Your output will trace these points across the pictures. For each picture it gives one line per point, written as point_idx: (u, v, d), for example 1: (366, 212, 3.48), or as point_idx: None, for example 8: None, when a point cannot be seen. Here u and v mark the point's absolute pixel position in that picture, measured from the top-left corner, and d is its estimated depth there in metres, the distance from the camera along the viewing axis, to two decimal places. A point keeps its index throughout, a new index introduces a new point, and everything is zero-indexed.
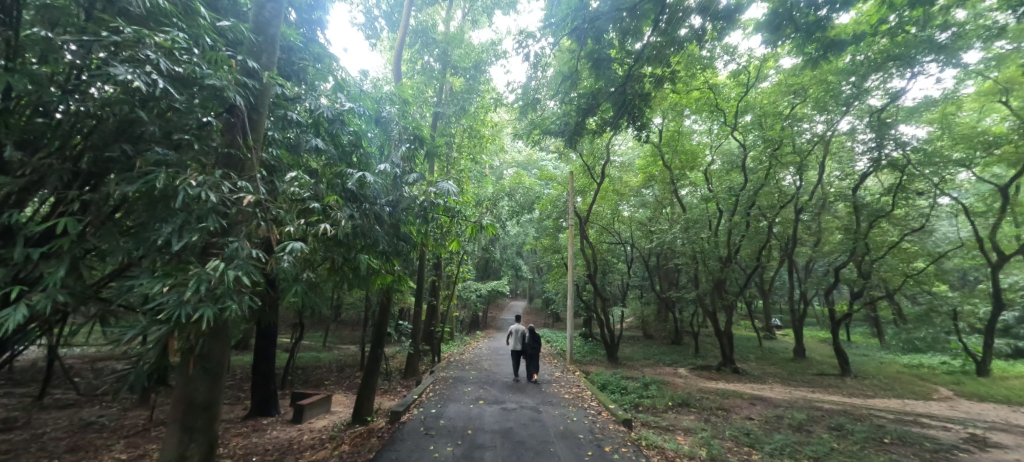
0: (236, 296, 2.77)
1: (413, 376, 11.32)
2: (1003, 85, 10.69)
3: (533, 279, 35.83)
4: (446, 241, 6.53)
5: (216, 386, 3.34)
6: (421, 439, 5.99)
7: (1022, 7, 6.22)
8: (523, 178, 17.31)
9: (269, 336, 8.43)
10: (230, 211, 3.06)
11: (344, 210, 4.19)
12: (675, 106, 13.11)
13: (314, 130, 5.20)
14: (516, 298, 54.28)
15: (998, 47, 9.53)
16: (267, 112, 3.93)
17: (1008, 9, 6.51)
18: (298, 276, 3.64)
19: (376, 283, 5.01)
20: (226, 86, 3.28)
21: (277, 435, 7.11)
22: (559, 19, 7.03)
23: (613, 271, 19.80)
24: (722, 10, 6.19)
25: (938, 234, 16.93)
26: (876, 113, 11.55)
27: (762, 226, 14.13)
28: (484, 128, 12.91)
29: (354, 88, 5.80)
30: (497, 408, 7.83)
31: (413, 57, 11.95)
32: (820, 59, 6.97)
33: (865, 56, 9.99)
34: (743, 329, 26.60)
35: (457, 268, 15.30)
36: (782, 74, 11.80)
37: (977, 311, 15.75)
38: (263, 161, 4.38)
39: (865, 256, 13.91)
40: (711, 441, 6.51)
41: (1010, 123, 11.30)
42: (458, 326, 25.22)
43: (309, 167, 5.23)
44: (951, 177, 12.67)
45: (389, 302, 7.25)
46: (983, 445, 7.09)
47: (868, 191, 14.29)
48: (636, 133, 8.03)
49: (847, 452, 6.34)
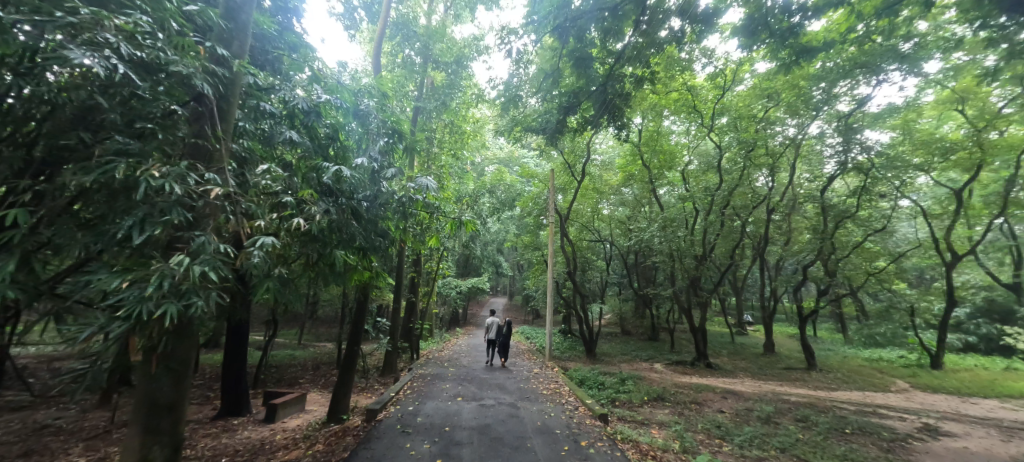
0: (203, 292, 2.65)
1: (391, 373, 11.20)
2: (960, 94, 11.25)
3: (515, 277, 35.92)
4: (425, 237, 6.50)
5: (181, 385, 3.21)
6: (398, 437, 5.92)
7: (977, 21, 6.53)
8: (504, 175, 17.17)
9: (241, 333, 8.18)
10: (197, 204, 2.94)
11: (319, 204, 4.09)
12: (654, 107, 13.30)
13: (288, 122, 5.02)
14: (497, 295, 54.41)
15: (957, 58, 10.02)
16: (238, 101, 3.85)
17: (967, 23, 6.80)
18: (270, 272, 3.52)
19: (354, 279, 4.90)
20: (193, 74, 3.20)
21: (248, 435, 6.91)
22: (541, 17, 6.97)
23: (592, 268, 19.97)
24: (702, 13, 6.42)
25: (898, 234, 17.78)
26: (844, 118, 11.95)
27: (737, 226, 14.49)
28: (466, 124, 13.12)
29: (331, 80, 5.63)
30: (475, 405, 7.81)
31: (394, 50, 11.70)
32: (793, 64, 7.16)
33: (835, 63, 10.41)
34: (716, 325, 27.32)
35: (437, 264, 15.22)
36: (756, 78, 12.10)
37: (933, 307, 16.60)
38: (232, 152, 4.19)
39: (831, 255, 14.44)
40: (684, 434, 6.65)
41: (966, 131, 11.99)
42: (438, 323, 25.08)
43: (283, 160, 5.03)
44: (911, 180, 13.26)
45: (368, 299, 7.15)
46: (935, 434, 7.46)
47: (835, 193, 14.81)
48: (617, 132, 8.10)
49: (811, 443, 6.57)
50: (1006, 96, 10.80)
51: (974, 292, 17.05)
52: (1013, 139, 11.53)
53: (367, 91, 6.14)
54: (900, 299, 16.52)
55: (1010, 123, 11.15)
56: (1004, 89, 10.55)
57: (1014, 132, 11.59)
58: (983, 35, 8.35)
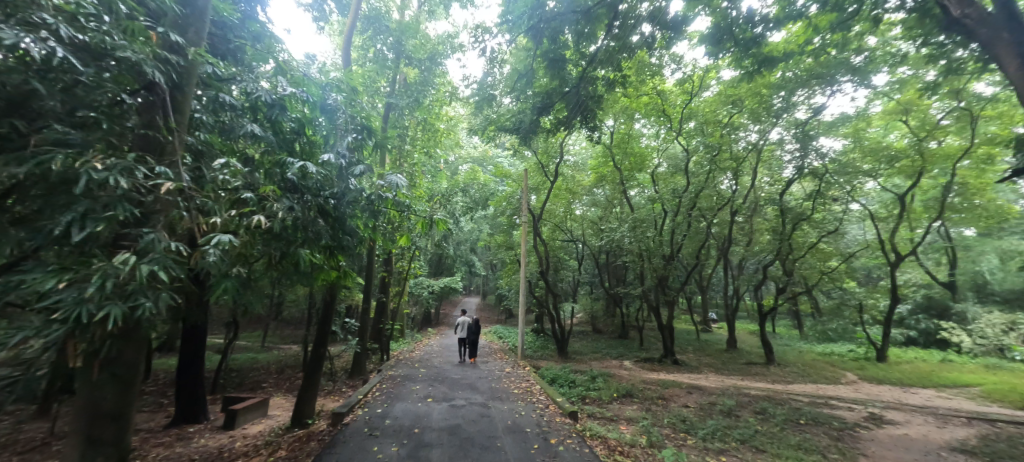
0: (152, 293, 2.50)
1: (359, 375, 10.95)
2: (905, 105, 12.04)
3: (488, 277, 35.85)
4: (395, 236, 6.36)
5: (127, 392, 3.01)
6: (364, 440, 5.77)
7: (919, 38, 6.96)
8: (478, 174, 17.02)
9: (198, 335, 7.81)
10: (146, 199, 2.76)
11: (282, 201, 3.91)
12: (625, 109, 13.58)
13: (251, 115, 4.78)
14: (469, 295, 54.14)
15: (902, 72, 10.71)
16: (194, 92, 3.62)
17: (911, 39, 7.22)
18: (228, 272, 3.35)
19: (320, 278, 4.74)
20: (143, 61, 2.98)
21: (205, 443, 6.59)
22: (515, 16, 6.91)
23: (564, 267, 20.17)
24: (672, 20, 6.63)
25: (850, 236, 18.81)
26: (802, 125, 12.48)
27: (702, 226, 14.91)
28: (439, 122, 13.14)
29: (298, 72, 5.39)
30: (446, 406, 7.72)
31: (365, 44, 11.38)
32: (755, 72, 7.43)
33: (794, 73, 11.04)
34: (683, 323, 28.09)
35: (408, 264, 14.98)
36: (722, 85, 12.53)
37: (879, 304, 17.63)
38: (187, 144, 3.96)
39: (790, 255, 15.09)
40: (650, 429, 6.78)
41: (909, 140, 12.93)
42: (409, 323, 24.71)
43: (244, 154, 4.78)
44: (861, 186, 14.02)
45: (335, 299, 6.95)
46: (880, 423, 7.91)
47: (793, 196, 15.48)
48: (589, 134, 8.17)
49: (769, 434, 6.83)
50: (945, 109, 12.01)
51: (915, 289, 18.25)
52: (949, 149, 12.78)
53: (335, 86, 5.92)
54: (850, 297, 17.47)
55: (947, 133, 12.38)
56: (941, 101, 11.81)
57: (949, 143, 12.80)
58: (924, 52, 9.08)
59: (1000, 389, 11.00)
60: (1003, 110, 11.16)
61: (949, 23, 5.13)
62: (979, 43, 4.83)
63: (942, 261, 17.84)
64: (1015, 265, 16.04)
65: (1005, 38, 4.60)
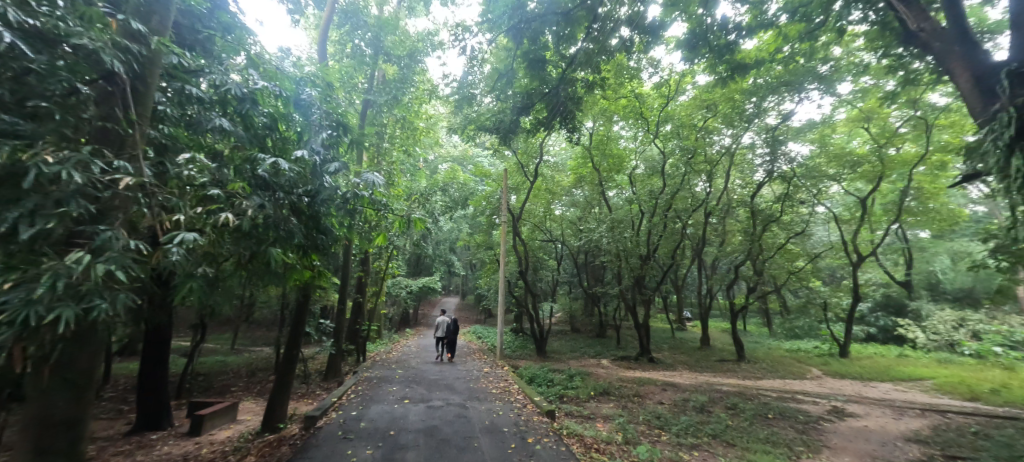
0: (109, 293, 2.36)
1: (334, 377, 10.72)
2: (867, 113, 12.58)
3: (467, 276, 35.65)
4: (371, 235, 6.24)
5: (80, 398, 2.83)
6: (338, 443, 5.65)
7: (880, 50, 7.27)
8: (457, 173, 16.85)
9: (161, 339, 7.50)
10: (103, 195, 2.61)
11: (252, 198, 3.77)
12: (604, 112, 13.72)
13: (220, 108, 4.57)
14: (448, 295, 53.76)
15: (864, 81, 11.26)
16: (157, 83, 3.47)
17: (872, 50, 7.51)
18: (193, 271, 3.21)
19: (292, 278, 4.60)
20: (101, 49, 2.84)
21: (169, 451, 6.32)
22: (495, 16, 6.89)
23: (543, 267, 20.24)
24: (650, 25, 6.76)
25: (817, 237, 19.52)
26: (772, 131, 12.90)
27: (677, 227, 15.19)
28: (418, 120, 13.01)
29: (270, 65, 5.19)
30: (423, 407, 7.62)
31: (343, 39, 11.10)
32: (728, 78, 7.64)
33: (766, 80, 11.41)
34: (659, 321, 28.60)
35: (386, 263, 14.78)
36: (697, 89, 12.82)
37: (843, 302, 18.37)
38: (149, 138, 3.79)
39: (760, 255, 15.55)
40: (626, 426, 6.86)
41: (870, 146, 13.54)
42: (386, 324, 24.35)
43: (212, 149, 4.58)
44: (825, 189, 14.56)
45: (308, 300, 6.76)
46: (842, 415, 8.23)
47: (763, 198, 15.94)
48: (568, 135, 8.21)
49: (739, 428, 7.01)
50: (902, 117, 12.66)
51: (875, 288, 19.12)
52: (906, 156, 13.43)
53: (310, 80, 5.73)
54: (816, 296, 18.09)
55: (904, 140, 13.03)
56: (900, 110, 12.42)
57: (906, 150, 13.49)
58: (883, 64, 9.64)
59: (951, 382, 11.62)
60: (954, 119, 11.95)
61: (906, 36, 5.36)
62: (933, 55, 5.06)
63: (899, 261, 18.96)
64: (964, 265, 17.34)
65: (956, 51, 4.84)
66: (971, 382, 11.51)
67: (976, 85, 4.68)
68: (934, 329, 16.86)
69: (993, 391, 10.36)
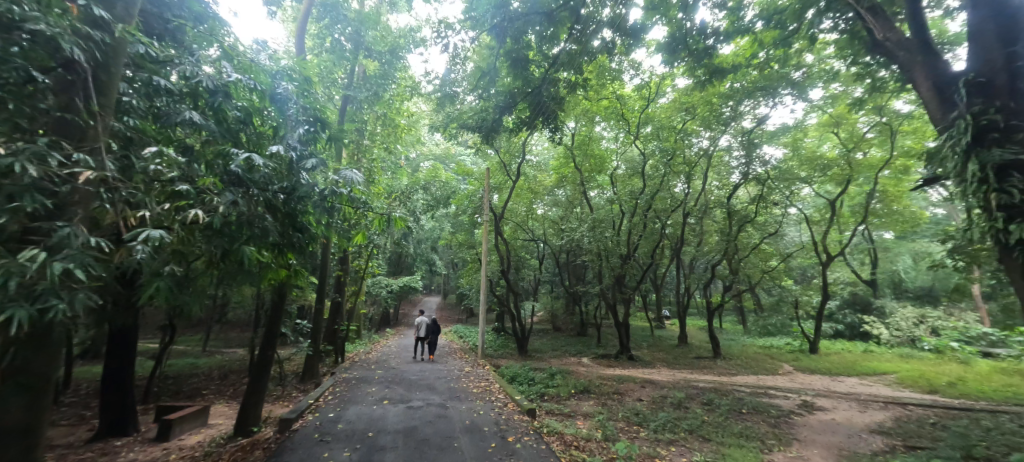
0: (66, 292, 2.24)
1: (311, 379, 10.50)
2: (836, 118, 13.02)
3: (449, 275, 35.39)
4: (350, 233, 6.11)
5: (38, 404, 2.67)
6: (314, 446, 5.52)
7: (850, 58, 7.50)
8: (439, 172, 16.70)
9: (127, 340, 7.22)
10: (62, 189, 2.48)
11: (224, 194, 3.65)
12: (586, 112, 13.81)
13: (191, 101, 4.41)
14: (429, 294, 53.27)
15: (834, 88, 11.65)
16: (122, 73, 3.29)
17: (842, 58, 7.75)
18: (160, 270, 3.08)
19: (267, 277, 4.47)
20: (59, 36, 2.67)
21: (135, 457, 6.07)
22: (478, 14, 6.82)
23: (525, 267, 20.27)
24: (631, 27, 6.83)
25: (789, 238, 20.10)
26: (748, 134, 13.20)
27: (657, 227, 15.40)
28: (399, 117, 12.85)
29: (245, 57, 5.02)
30: (402, 407, 7.53)
31: (322, 33, 10.85)
32: (707, 82, 7.78)
33: (742, 84, 11.70)
34: (639, 320, 28.96)
35: (365, 262, 14.56)
36: (677, 92, 13.02)
37: (813, 301, 18.98)
38: (113, 131, 3.63)
39: (736, 255, 15.92)
40: (606, 423, 6.91)
41: (840, 150, 14.01)
42: (365, 324, 23.99)
43: (181, 143, 4.40)
44: (797, 191, 14.99)
45: (283, 300, 6.59)
46: (811, 409, 8.49)
47: (739, 200, 16.31)
48: (551, 135, 8.21)
49: (714, 423, 7.15)
50: (869, 123, 13.11)
51: (843, 287, 19.80)
52: (872, 160, 13.94)
53: (286, 74, 5.56)
54: (787, 294, 18.60)
55: (870, 145, 13.52)
56: (867, 116, 12.88)
57: (872, 155, 14.00)
58: (852, 70, 10.08)
59: (912, 376, 12.12)
60: (916, 126, 12.46)
61: (873, 46, 5.57)
62: (899, 64, 5.24)
63: (865, 261, 19.68)
64: (925, 265, 18.13)
65: (919, 61, 5.01)
66: (929, 375, 12.04)
67: (936, 93, 4.85)
68: (896, 325, 17.53)
69: (951, 384, 10.85)
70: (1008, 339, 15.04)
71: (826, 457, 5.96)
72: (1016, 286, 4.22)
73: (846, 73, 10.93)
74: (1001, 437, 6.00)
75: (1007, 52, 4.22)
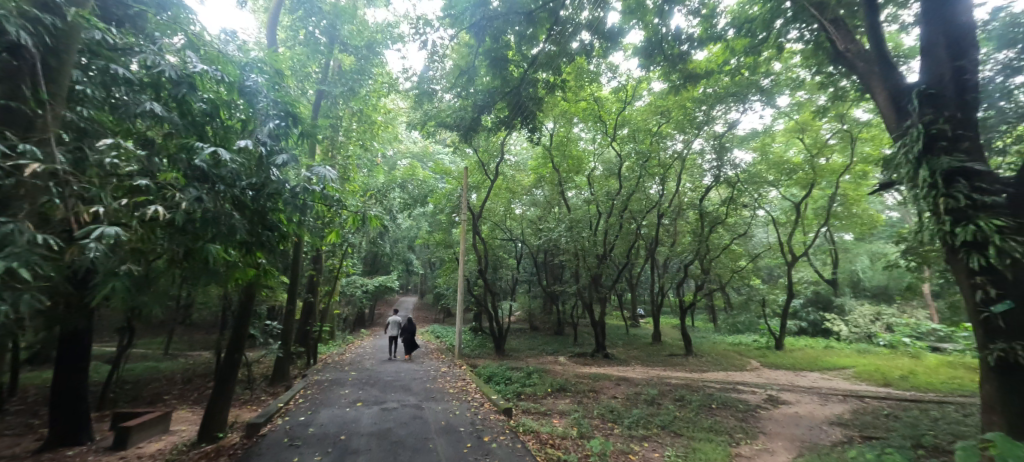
0: (7, 294, 2.07)
1: (281, 381, 10.19)
2: (802, 124, 13.54)
3: (427, 275, 35.00)
4: (323, 232, 5.95)
5: None
6: (283, 451, 5.35)
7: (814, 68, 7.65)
8: (416, 170, 16.48)
9: (81, 344, 6.86)
10: (4, 182, 2.31)
11: (188, 189, 3.48)
12: (564, 114, 13.90)
13: (152, 92, 4.20)
14: (406, 293, 52.59)
15: (800, 95, 12.13)
16: (76, 60, 3.09)
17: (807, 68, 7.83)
18: (115, 269, 2.92)
19: (234, 277, 4.30)
20: (3, 18, 2.49)
21: None
22: (457, 12, 6.75)
23: (503, 266, 20.25)
24: (609, 31, 6.92)
25: (758, 239, 20.76)
26: (719, 138, 13.56)
27: (632, 228, 15.63)
28: (376, 114, 12.63)
29: (212, 48, 4.82)
30: (376, 409, 7.39)
31: (295, 26, 10.53)
32: (681, 86, 7.94)
33: (715, 90, 12.06)
34: (614, 319, 29.35)
35: (339, 262, 14.26)
36: (652, 95, 13.26)
37: (779, 299, 19.66)
38: (66, 121, 3.42)
39: (707, 255, 16.34)
40: (581, 421, 6.94)
41: (805, 155, 14.56)
42: (340, 325, 23.47)
43: (142, 135, 4.19)
44: (765, 194, 15.49)
45: (251, 301, 6.35)
46: (777, 403, 8.77)
47: (711, 201, 16.73)
48: (529, 135, 8.22)
49: (686, 419, 7.29)
50: (832, 130, 13.66)
51: (807, 286, 20.59)
52: (834, 165, 14.54)
53: (257, 66, 5.37)
54: (756, 293, 19.23)
55: (832, 151, 14.11)
56: (830, 123, 13.43)
57: (834, 160, 14.60)
58: (816, 79, 10.49)
59: (869, 370, 12.71)
60: (874, 133, 13.10)
61: (835, 58, 5.82)
62: (858, 75, 5.47)
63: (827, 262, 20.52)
64: (881, 265, 19.10)
65: (876, 72, 5.23)
66: (884, 369, 12.66)
67: (891, 103, 5.06)
68: (855, 322, 18.33)
69: (903, 377, 11.44)
70: (954, 334, 15.99)
71: (790, 449, 6.15)
72: (961, 285, 4.46)
73: (811, 81, 11.39)
74: (948, 426, 6.34)
75: (955, 66, 4.49)
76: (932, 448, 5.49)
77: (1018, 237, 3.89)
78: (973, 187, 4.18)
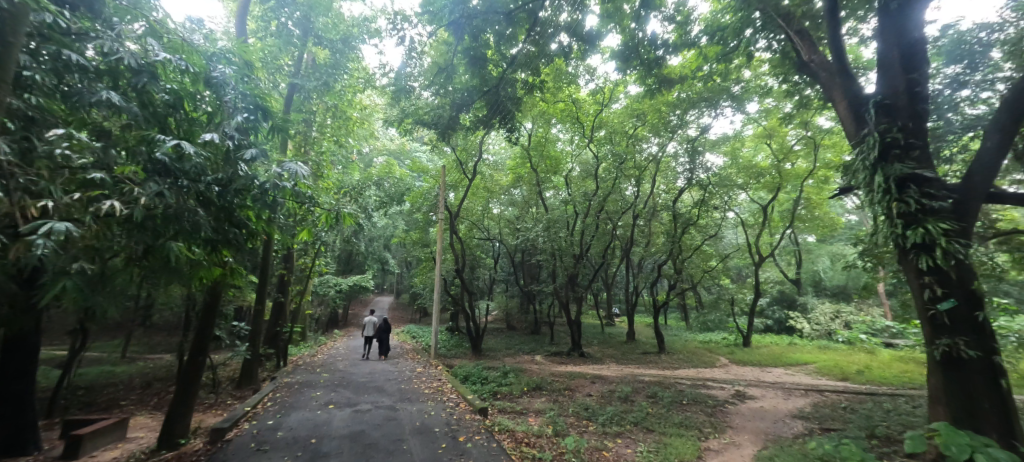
0: None
1: (249, 384, 9.87)
2: (769, 130, 14.04)
3: (403, 274, 34.45)
4: (292, 229, 5.77)
5: None
6: (249, 456, 5.17)
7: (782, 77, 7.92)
8: (393, 168, 16.15)
9: (27, 348, 6.53)
10: None
11: (148, 184, 3.31)
12: (542, 114, 13.94)
13: (108, 80, 3.97)
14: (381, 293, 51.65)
15: (768, 102, 12.57)
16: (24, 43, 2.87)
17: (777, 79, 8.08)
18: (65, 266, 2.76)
19: (198, 276, 4.12)
20: None
21: None
22: (435, 9, 6.67)
23: (480, 266, 20.14)
24: (588, 34, 6.96)
25: (728, 240, 21.33)
26: (692, 141, 13.90)
27: (608, 228, 15.82)
28: (351, 110, 12.36)
29: (176, 35, 4.60)
30: (348, 411, 7.24)
31: (267, 16, 10.19)
32: (657, 90, 8.07)
33: (689, 94, 12.40)
34: (590, 318, 29.63)
35: (311, 260, 13.90)
36: (629, 98, 13.46)
37: (747, 298, 20.28)
38: (10, 109, 3.19)
39: (680, 256, 16.72)
40: (556, 419, 6.97)
41: (772, 160, 15.07)
42: (312, 325, 22.85)
43: (97, 125, 3.94)
44: (735, 197, 15.96)
45: (217, 301, 6.10)
46: (744, 399, 9.05)
47: (683, 203, 17.11)
48: (506, 134, 8.22)
49: (658, 415, 7.43)
50: (797, 136, 14.21)
51: (773, 286, 21.32)
52: (799, 170, 15.12)
53: (224, 57, 5.16)
54: (726, 292, 19.77)
55: (797, 156, 14.67)
56: (796, 130, 13.97)
57: (799, 165, 15.16)
58: (782, 87, 10.88)
59: (829, 365, 13.27)
60: (835, 141, 13.71)
61: (799, 68, 6.08)
62: (820, 84, 5.70)
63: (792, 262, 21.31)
64: (840, 266, 19.99)
65: (837, 82, 5.47)
66: (842, 364, 13.25)
67: (851, 111, 5.28)
68: (817, 320, 19.12)
69: (860, 372, 12.01)
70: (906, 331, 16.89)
71: (755, 442, 6.35)
72: (911, 283, 4.68)
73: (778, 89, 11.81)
74: (899, 417, 6.69)
75: (908, 78, 4.79)
76: (885, 438, 5.76)
77: (961, 240, 4.22)
78: (923, 192, 4.42)
